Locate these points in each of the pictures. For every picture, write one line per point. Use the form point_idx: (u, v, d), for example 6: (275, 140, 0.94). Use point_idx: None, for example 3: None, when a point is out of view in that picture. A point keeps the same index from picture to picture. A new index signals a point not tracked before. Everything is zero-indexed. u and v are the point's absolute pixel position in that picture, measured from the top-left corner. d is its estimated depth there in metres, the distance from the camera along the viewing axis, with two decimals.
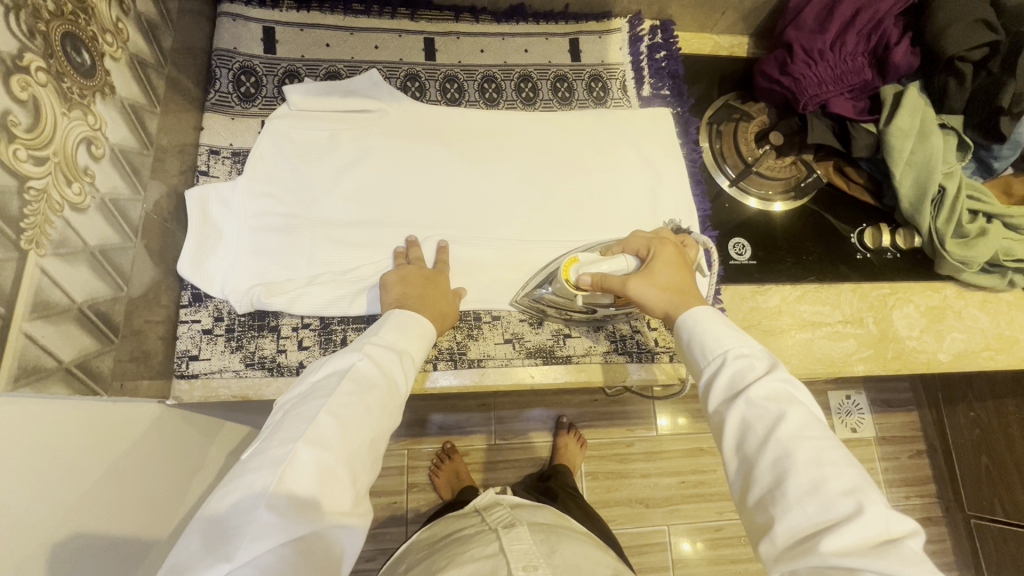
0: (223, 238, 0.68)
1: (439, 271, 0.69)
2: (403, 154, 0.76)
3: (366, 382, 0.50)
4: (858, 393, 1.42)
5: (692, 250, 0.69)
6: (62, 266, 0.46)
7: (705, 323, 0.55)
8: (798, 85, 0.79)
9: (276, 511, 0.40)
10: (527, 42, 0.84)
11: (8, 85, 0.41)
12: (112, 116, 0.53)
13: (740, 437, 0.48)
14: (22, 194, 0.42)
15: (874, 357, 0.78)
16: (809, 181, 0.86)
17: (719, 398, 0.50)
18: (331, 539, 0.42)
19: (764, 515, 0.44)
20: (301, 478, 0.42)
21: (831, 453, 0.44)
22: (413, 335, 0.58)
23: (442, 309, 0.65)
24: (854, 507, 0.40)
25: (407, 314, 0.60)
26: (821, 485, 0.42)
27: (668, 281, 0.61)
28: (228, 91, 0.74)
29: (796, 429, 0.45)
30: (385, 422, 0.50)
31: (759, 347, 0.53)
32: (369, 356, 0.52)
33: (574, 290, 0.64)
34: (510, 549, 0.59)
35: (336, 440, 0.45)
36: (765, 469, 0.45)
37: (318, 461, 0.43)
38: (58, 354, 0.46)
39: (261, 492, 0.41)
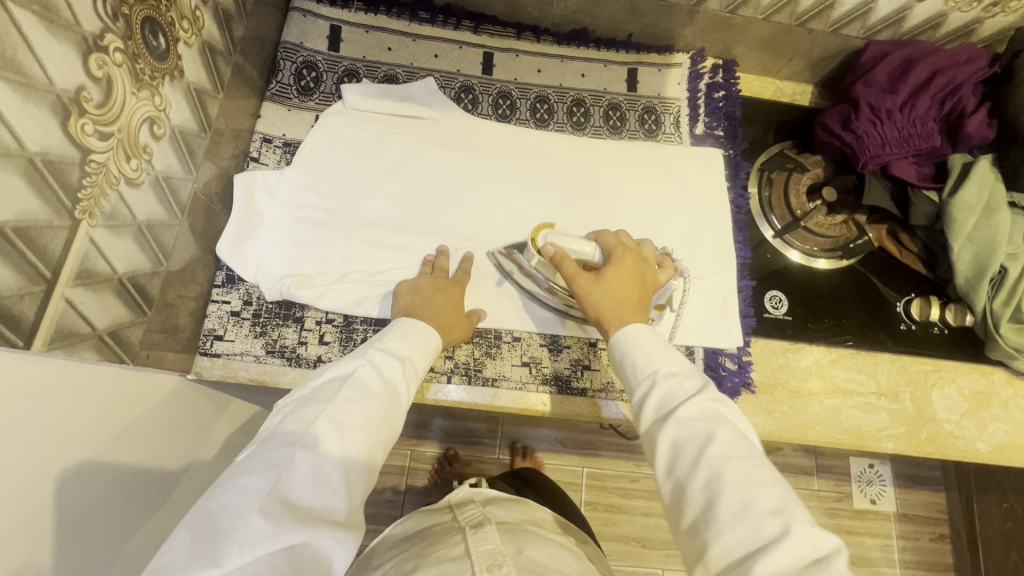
0: (263, 225, 0.69)
1: (460, 282, 0.69)
2: (447, 163, 0.76)
3: (368, 390, 0.50)
4: (882, 464, 1.35)
5: (664, 272, 0.67)
6: (109, 237, 0.48)
7: (637, 343, 0.55)
8: (861, 143, 0.75)
9: (269, 514, 0.40)
10: (585, 67, 0.84)
11: (86, 64, 0.42)
12: (177, 98, 0.55)
13: (672, 459, 0.47)
14: (83, 165, 0.43)
15: (905, 436, 0.74)
16: (859, 243, 0.82)
17: (651, 417, 0.50)
18: (321, 551, 0.41)
19: (699, 541, 0.43)
20: (298, 484, 0.42)
21: (760, 473, 0.44)
22: (419, 345, 0.58)
23: (453, 322, 0.65)
24: (781, 529, 0.40)
25: (414, 324, 0.60)
26: (750, 505, 0.42)
27: (616, 291, 0.60)
28: (289, 83, 0.76)
29: (725, 448, 0.45)
30: (384, 432, 0.49)
31: (687, 364, 0.53)
32: (372, 364, 0.52)
33: (535, 251, 0.65)
34: (475, 551, 0.57)
35: (333, 448, 0.45)
36: (696, 493, 0.44)
37: (315, 469, 0.44)
38: (94, 321, 0.48)
39: (256, 495, 0.40)
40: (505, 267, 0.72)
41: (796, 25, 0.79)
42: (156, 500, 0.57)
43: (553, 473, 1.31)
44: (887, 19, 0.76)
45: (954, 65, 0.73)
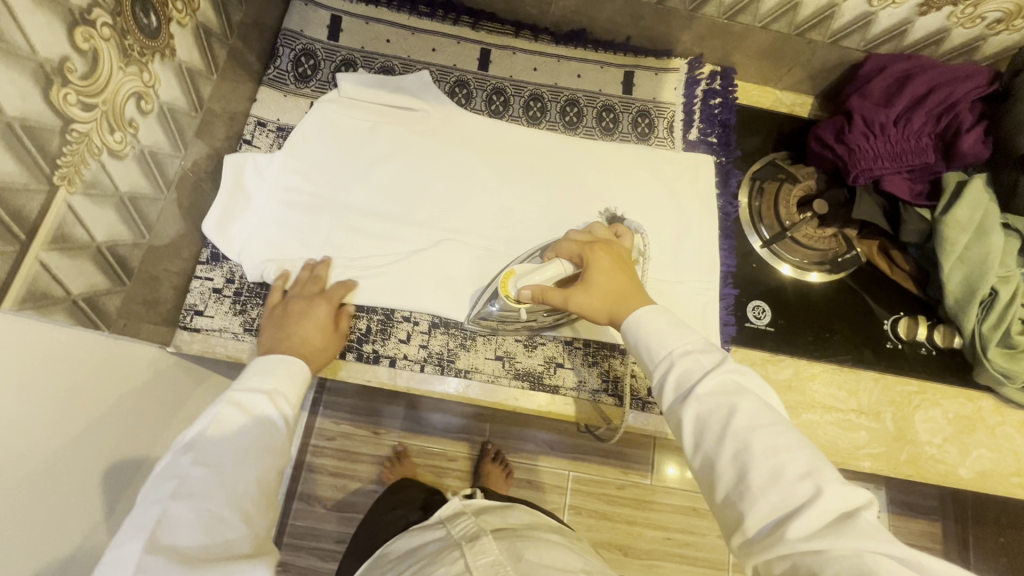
0: (250, 206, 0.71)
1: (331, 298, 0.66)
2: (435, 156, 0.77)
3: (236, 427, 0.50)
4: (877, 489, 1.32)
5: (625, 239, 0.68)
6: (89, 205, 0.49)
7: (647, 326, 0.55)
8: (852, 156, 0.74)
9: (155, 568, 0.40)
10: (581, 68, 0.85)
11: (72, 36, 0.44)
12: (167, 77, 0.57)
13: (699, 433, 0.47)
14: (64, 134, 0.45)
15: (884, 456, 0.72)
16: (846, 258, 0.81)
17: (672, 396, 0.50)
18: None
19: (734, 510, 0.43)
20: (182, 533, 0.43)
21: (785, 437, 0.44)
22: (292, 370, 0.59)
23: (317, 345, 0.64)
24: (813, 490, 0.41)
25: (286, 353, 0.60)
26: (780, 472, 0.42)
27: (608, 288, 0.60)
28: (287, 69, 0.78)
29: (749, 418, 0.45)
30: (269, 460, 0.50)
31: (701, 338, 0.53)
32: (238, 402, 0.53)
33: (513, 303, 0.63)
34: (477, 564, 0.59)
35: (211, 490, 0.46)
36: (727, 463, 0.45)
37: (196, 513, 0.44)
38: (69, 286, 0.49)
39: (130, 561, 0.40)
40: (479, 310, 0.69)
41: (794, 35, 0.78)
42: (122, 469, 0.59)
43: (538, 475, 1.31)
44: (887, 32, 0.75)
45: (952, 81, 0.71)
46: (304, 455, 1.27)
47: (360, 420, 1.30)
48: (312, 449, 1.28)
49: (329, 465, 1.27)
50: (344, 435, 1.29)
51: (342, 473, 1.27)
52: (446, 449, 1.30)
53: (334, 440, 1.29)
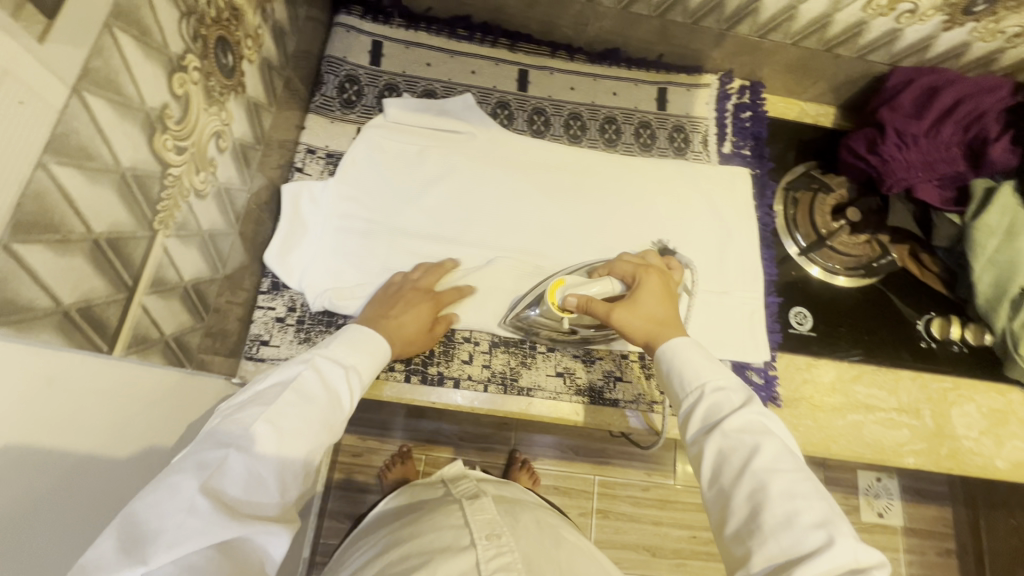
0: (308, 234, 0.72)
1: (439, 299, 0.68)
2: (483, 177, 0.79)
3: (307, 394, 0.50)
4: (890, 477, 1.36)
5: (676, 272, 0.73)
6: (178, 246, 0.50)
7: (683, 354, 0.57)
8: (886, 166, 0.78)
9: (204, 511, 0.40)
10: (616, 86, 0.87)
11: (170, 82, 0.44)
12: (239, 113, 0.57)
13: (717, 467, 0.49)
14: (163, 179, 0.45)
15: (926, 452, 0.75)
16: (881, 263, 0.85)
17: (698, 427, 0.52)
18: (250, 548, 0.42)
19: (741, 547, 0.45)
20: (235, 482, 0.42)
21: (804, 485, 0.45)
22: (364, 353, 0.59)
23: (410, 334, 0.65)
24: (825, 540, 0.42)
25: (363, 331, 0.61)
26: (794, 518, 0.43)
27: (652, 312, 0.62)
28: (333, 96, 0.79)
29: (771, 460, 0.47)
30: (324, 437, 0.50)
31: (737, 380, 0.55)
32: (315, 370, 0.53)
33: (559, 313, 0.65)
34: (474, 519, 0.63)
35: (272, 449, 0.45)
36: (740, 502, 0.46)
37: (253, 466, 0.44)
38: (162, 327, 0.49)
39: (187, 494, 0.40)
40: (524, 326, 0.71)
41: (823, 51, 0.82)
42: None
43: (565, 480, 1.32)
44: (912, 47, 0.79)
45: (978, 93, 0.75)
46: (333, 472, 1.26)
47: (388, 435, 1.30)
48: (341, 466, 1.28)
49: (359, 482, 1.27)
50: (372, 450, 1.29)
51: (372, 489, 1.27)
52: (475, 460, 1.31)
53: (362, 456, 1.29)
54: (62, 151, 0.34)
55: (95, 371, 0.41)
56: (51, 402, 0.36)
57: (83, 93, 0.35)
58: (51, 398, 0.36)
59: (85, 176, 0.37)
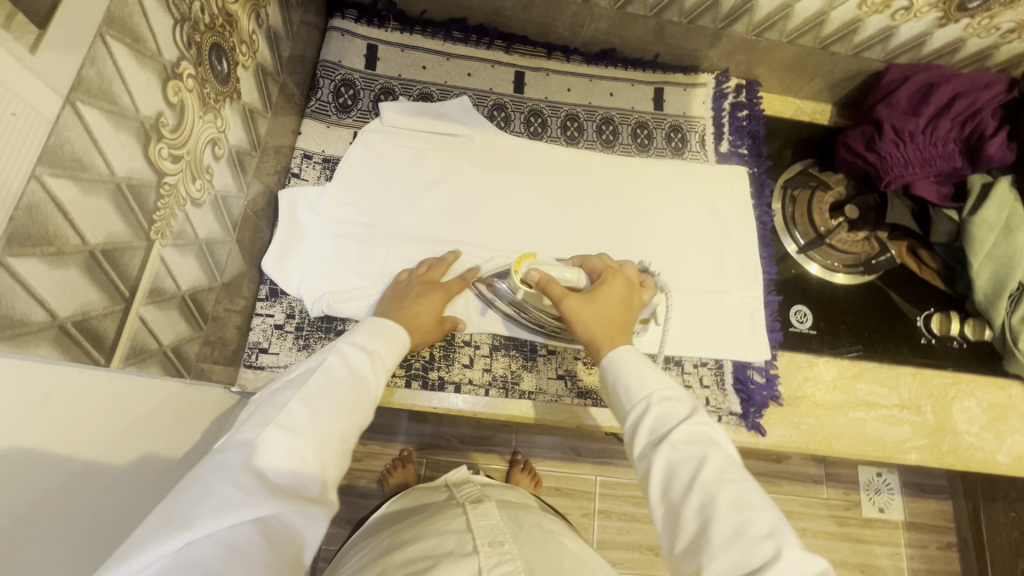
0: (306, 240, 0.71)
1: (448, 289, 0.68)
2: (481, 179, 0.78)
3: (338, 377, 0.50)
4: (890, 472, 1.36)
5: (647, 291, 0.69)
6: (175, 255, 0.49)
7: (629, 366, 0.56)
8: (885, 164, 0.78)
9: (245, 485, 0.39)
10: (613, 86, 0.87)
11: (164, 90, 0.44)
12: (234, 119, 0.57)
13: (666, 482, 0.48)
14: (158, 188, 0.45)
15: (928, 448, 0.75)
16: (881, 259, 0.85)
17: (645, 440, 0.51)
18: (292, 526, 0.40)
19: (692, 564, 0.44)
20: (272, 460, 0.42)
21: (751, 496, 0.45)
22: (390, 341, 0.58)
23: (424, 326, 0.65)
24: (774, 552, 0.41)
25: (387, 321, 0.61)
26: (743, 529, 0.43)
27: (603, 312, 0.62)
28: (328, 101, 0.78)
29: (716, 472, 0.46)
30: (356, 417, 0.49)
31: (681, 389, 0.55)
32: (343, 355, 0.53)
33: (519, 283, 0.66)
34: (477, 526, 0.63)
35: (308, 429, 0.45)
36: (689, 517, 0.45)
37: (290, 445, 0.43)
38: (160, 337, 0.49)
39: (227, 471, 0.40)
40: (488, 296, 0.72)
41: (819, 49, 0.82)
42: None
43: (565, 482, 1.32)
44: (908, 43, 0.79)
45: (973, 89, 0.76)
46: None
47: (388, 439, 1.30)
48: None
49: (360, 486, 1.27)
50: (373, 455, 1.29)
51: (374, 494, 1.27)
52: (475, 463, 1.31)
53: (363, 460, 1.28)
54: (55, 161, 0.34)
55: (96, 384, 0.40)
56: (54, 416, 0.36)
57: (76, 103, 0.35)
58: (48, 420, 0.36)
59: (80, 187, 0.36)
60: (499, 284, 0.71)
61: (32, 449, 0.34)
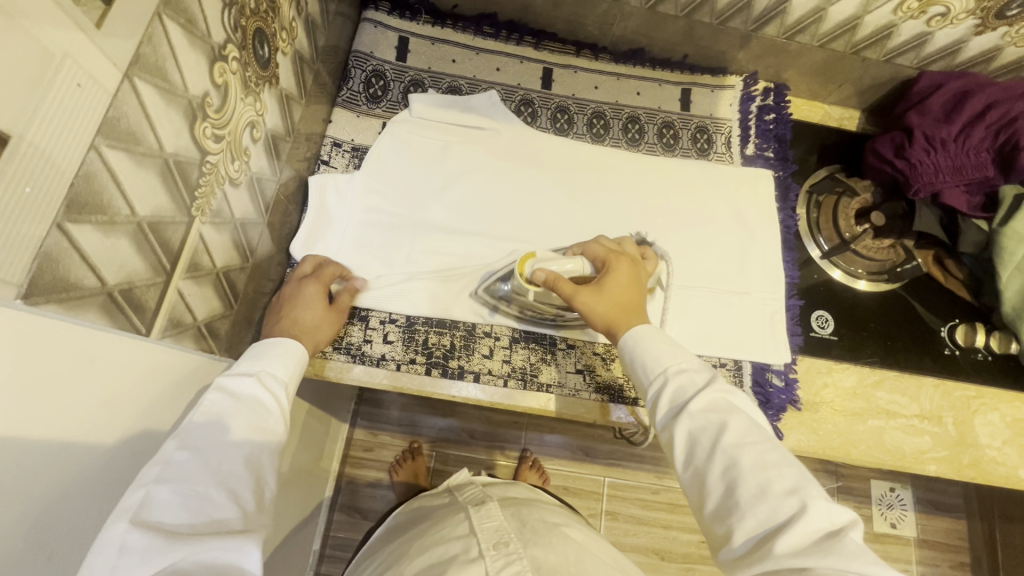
0: (333, 226, 0.73)
1: (319, 281, 0.66)
2: (506, 173, 0.79)
3: (224, 410, 0.47)
4: (903, 487, 1.34)
5: (650, 263, 0.72)
6: (213, 233, 0.50)
7: (644, 342, 0.57)
8: (914, 171, 0.77)
9: (138, 546, 0.37)
10: (640, 85, 0.87)
11: (211, 71, 0.45)
12: (272, 104, 0.58)
13: (690, 449, 0.49)
14: (201, 166, 0.46)
15: (948, 460, 0.74)
16: (906, 267, 0.84)
17: (666, 413, 0.52)
18: (216, 562, 0.38)
19: (722, 525, 0.45)
20: (166, 513, 0.39)
21: (774, 455, 0.46)
22: (285, 358, 0.56)
23: (308, 325, 0.63)
24: (800, 506, 0.42)
25: (271, 342, 0.57)
26: (768, 488, 0.44)
27: (618, 299, 0.62)
28: (359, 91, 0.79)
29: (738, 435, 0.47)
30: (258, 439, 0.47)
31: (696, 359, 0.56)
32: (226, 386, 0.49)
33: (526, 284, 0.66)
34: (481, 528, 0.64)
35: (197, 473, 0.42)
36: (716, 479, 0.47)
37: (182, 489, 0.41)
38: (195, 312, 0.50)
39: (113, 539, 0.36)
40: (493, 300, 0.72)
41: (850, 53, 0.81)
42: None
43: (573, 481, 1.32)
44: (943, 50, 0.78)
45: (1009, 98, 0.74)
46: (344, 466, 1.27)
47: (400, 430, 1.31)
48: (351, 461, 1.29)
49: (369, 476, 1.28)
50: (384, 445, 1.30)
51: (384, 483, 1.28)
52: (484, 458, 1.31)
53: (374, 450, 1.30)
54: (112, 134, 0.35)
55: (135, 353, 0.41)
56: (93, 382, 0.37)
57: (134, 79, 0.36)
58: (85, 387, 0.36)
59: (133, 159, 0.38)
60: (500, 285, 0.71)
61: (66, 415, 0.35)
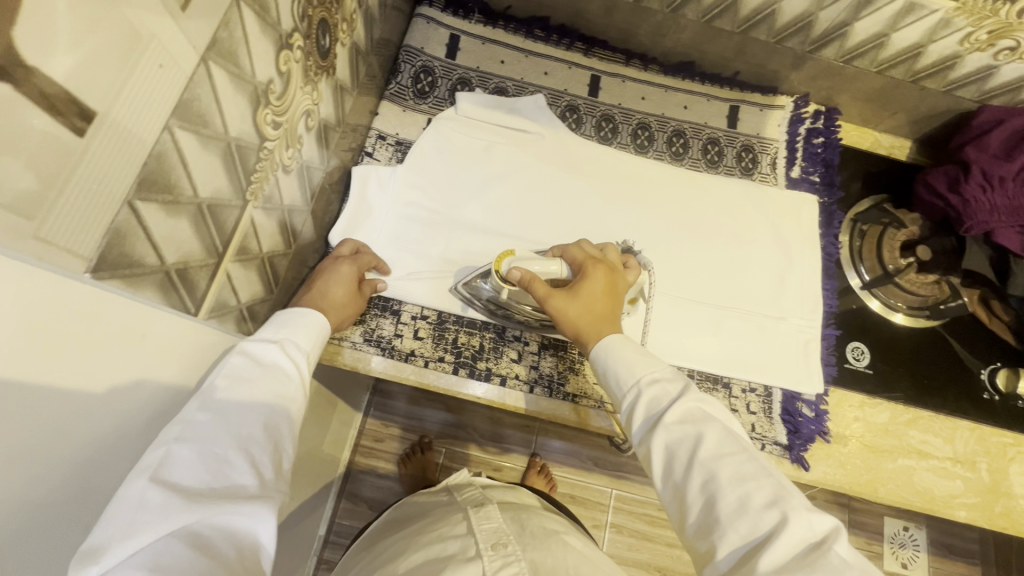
0: (371, 217, 0.73)
1: (356, 261, 0.66)
2: (548, 178, 0.79)
3: (247, 373, 0.46)
4: (918, 528, 1.31)
5: (631, 272, 0.68)
6: (263, 218, 0.51)
7: (614, 352, 0.56)
8: (966, 208, 0.76)
9: (156, 505, 0.36)
10: (687, 99, 0.86)
11: (277, 58, 0.46)
12: (327, 94, 0.59)
13: (667, 464, 0.47)
14: (259, 151, 0.47)
15: (979, 507, 0.72)
16: (950, 305, 0.82)
17: (642, 427, 0.50)
18: (233, 528, 0.38)
19: (705, 543, 0.43)
20: (188, 472, 0.39)
21: (751, 466, 0.44)
22: (307, 326, 0.55)
23: (337, 301, 0.63)
24: (780, 519, 0.40)
25: (298, 311, 0.57)
26: (747, 502, 0.42)
27: (590, 306, 0.61)
28: (407, 85, 0.80)
29: (715, 447, 0.46)
30: (278, 407, 0.47)
31: (669, 368, 0.54)
32: (250, 350, 0.49)
33: (501, 283, 0.63)
34: (479, 529, 0.64)
35: (217, 434, 0.41)
36: (695, 495, 0.45)
37: (202, 451, 0.40)
38: (239, 295, 0.51)
39: (131, 495, 0.36)
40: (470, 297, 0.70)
41: (908, 82, 0.79)
42: None
43: (580, 490, 1.31)
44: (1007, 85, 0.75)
45: None
46: (354, 455, 1.28)
47: (411, 424, 1.31)
48: (361, 450, 1.29)
49: (378, 467, 1.28)
50: (395, 437, 1.30)
51: (391, 475, 1.28)
52: (493, 459, 1.31)
53: (384, 442, 1.30)
54: (184, 115, 0.35)
55: (181, 330, 0.42)
56: (140, 355, 0.37)
57: (209, 63, 0.36)
58: (134, 358, 0.37)
59: (200, 142, 0.38)
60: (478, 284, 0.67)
61: (113, 383, 0.35)
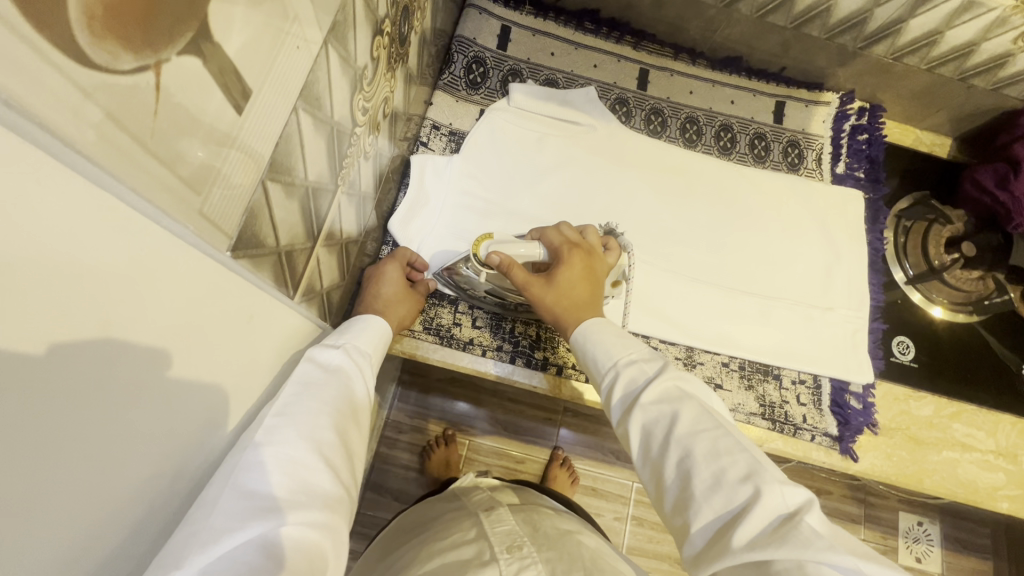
0: (428, 206, 0.74)
1: (399, 260, 0.67)
2: (599, 171, 0.79)
3: (313, 379, 0.46)
4: (932, 522, 1.25)
5: (612, 254, 0.67)
6: (346, 203, 0.51)
7: (596, 336, 0.56)
8: (1018, 204, 0.78)
9: (237, 510, 0.36)
10: (735, 94, 0.86)
11: (372, 44, 0.46)
12: (400, 81, 0.59)
13: (645, 444, 0.47)
14: (350, 136, 0.47)
15: (1023, 499, 0.71)
16: (994, 301, 0.83)
17: (620, 410, 0.51)
18: (307, 535, 0.38)
19: (681, 519, 0.43)
20: (267, 477, 0.38)
21: (727, 441, 0.43)
22: (368, 331, 0.56)
23: (391, 299, 0.63)
24: (753, 493, 0.40)
25: (362, 317, 0.58)
26: (721, 477, 0.41)
27: (568, 293, 0.60)
28: (460, 75, 0.79)
29: (690, 425, 0.45)
30: (344, 413, 0.47)
31: (644, 349, 0.55)
32: (315, 355, 0.48)
33: (480, 267, 0.61)
34: (493, 532, 0.62)
35: (293, 438, 0.41)
36: (670, 473, 0.44)
37: (278, 455, 0.39)
38: (321, 281, 0.51)
39: (214, 499, 0.35)
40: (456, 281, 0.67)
41: (957, 80, 0.80)
42: None
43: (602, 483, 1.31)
44: None
45: None
46: (380, 445, 1.28)
47: (436, 416, 1.31)
48: (385, 440, 1.29)
49: (401, 458, 1.28)
50: (419, 429, 1.30)
51: (414, 466, 1.28)
52: (517, 452, 1.31)
53: (408, 433, 1.30)
54: (307, 98, 0.36)
55: (284, 317, 0.43)
56: (250, 339, 0.38)
57: (329, 46, 0.37)
58: (241, 338, 0.37)
59: (314, 125, 0.38)
60: (462, 269, 0.65)
61: (232, 366, 0.36)
